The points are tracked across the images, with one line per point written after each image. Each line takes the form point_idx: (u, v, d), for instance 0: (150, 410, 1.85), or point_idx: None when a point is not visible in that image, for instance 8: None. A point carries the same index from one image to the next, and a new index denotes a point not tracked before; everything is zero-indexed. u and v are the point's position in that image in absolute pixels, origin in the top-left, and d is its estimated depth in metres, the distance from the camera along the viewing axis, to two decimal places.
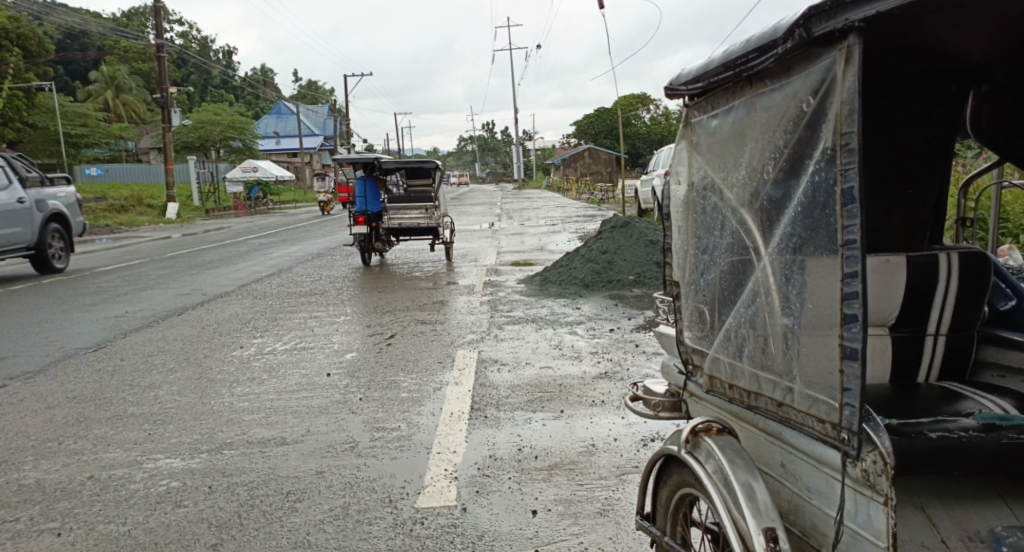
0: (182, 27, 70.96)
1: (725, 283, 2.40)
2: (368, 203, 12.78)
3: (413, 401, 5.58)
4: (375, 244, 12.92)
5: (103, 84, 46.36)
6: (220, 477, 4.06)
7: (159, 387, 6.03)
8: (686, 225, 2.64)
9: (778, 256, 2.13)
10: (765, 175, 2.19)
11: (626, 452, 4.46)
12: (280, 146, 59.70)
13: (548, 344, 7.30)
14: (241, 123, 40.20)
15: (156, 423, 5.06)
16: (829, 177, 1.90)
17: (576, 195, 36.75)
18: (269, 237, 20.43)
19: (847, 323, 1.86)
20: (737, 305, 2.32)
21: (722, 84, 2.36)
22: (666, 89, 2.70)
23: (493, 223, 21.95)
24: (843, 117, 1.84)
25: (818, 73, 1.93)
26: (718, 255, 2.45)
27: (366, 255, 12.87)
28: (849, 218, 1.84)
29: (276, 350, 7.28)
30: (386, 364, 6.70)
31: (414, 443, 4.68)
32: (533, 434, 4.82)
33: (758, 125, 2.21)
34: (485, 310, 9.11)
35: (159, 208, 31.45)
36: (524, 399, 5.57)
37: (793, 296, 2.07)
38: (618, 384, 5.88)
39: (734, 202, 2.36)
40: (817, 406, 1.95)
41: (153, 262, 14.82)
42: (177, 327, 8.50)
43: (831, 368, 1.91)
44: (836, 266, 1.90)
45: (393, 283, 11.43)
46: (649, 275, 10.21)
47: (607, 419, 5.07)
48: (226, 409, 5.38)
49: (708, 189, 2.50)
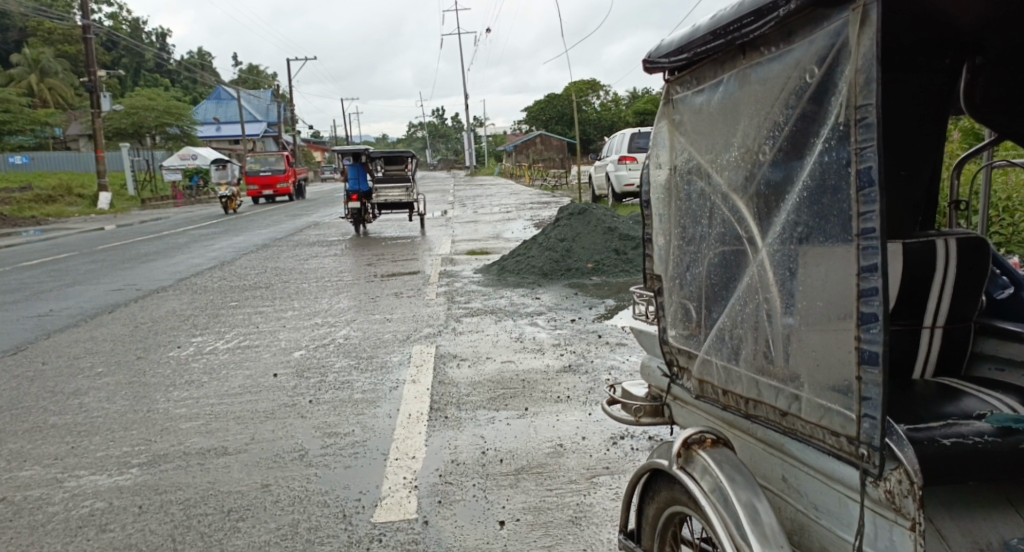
0: (112, 8, 68.10)
1: (714, 277, 2.18)
2: (359, 184, 16.39)
3: (368, 403, 5.28)
4: (365, 216, 16.53)
5: (27, 68, 44.21)
6: (151, 496, 3.84)
7: (87, 393, 5.65)
8: (669, 214, 2.40)
9: (776, 249, 1.89)
10: (761, 156, 1.95)
11: (595, 451, 4.21)
12: (222, 134, 57.96)
13: (508, 336, 7.03)
14: (180, 109, 38.97)
15: (81, 435, 4.76)
16: (841, 157, 1.66)
17: (529, 181, 36.53)
18: (212, 227, 19.73)
19: (865, 324, 1.61)
20: (731, 301, 2.08)
21: (709, 55, 2.11)
22: (644, 63, 2.45)
23: (446, 211, 21.65)
24: (858, 89, 1.59)
25: (825, 38, 1.69)
26: (705, 246, 2.22)
27: (359, 224, 16.40)
28: (867, 202, 1.59)
29: (217, 350, 6.90)
30: (336, 362, 6.37)
31: (370, 449, 4.42)
32: (497, 435, 4.57)
33: (752, 100, 1.97)
34: (442, 301, 8.81)
35: (92, 198, 30.20)
36: (486, 397, 5.31)
37: (799, 293, 1.83)
38: (584, 378, 5.65)
39: (724, 187, 2.12)
40: (829, 416, 1.70)
41: (84, 256, 14.16)
42: (108, 326, 8.04)
43: (846, 374, 1.67)
44: (850, 259, 1.65)
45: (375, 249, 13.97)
46: (608, 262, 10.00)
47: (573, 417, 4.83)
48: (161, 416, 5.07)
49: (693, 173, 2.27)
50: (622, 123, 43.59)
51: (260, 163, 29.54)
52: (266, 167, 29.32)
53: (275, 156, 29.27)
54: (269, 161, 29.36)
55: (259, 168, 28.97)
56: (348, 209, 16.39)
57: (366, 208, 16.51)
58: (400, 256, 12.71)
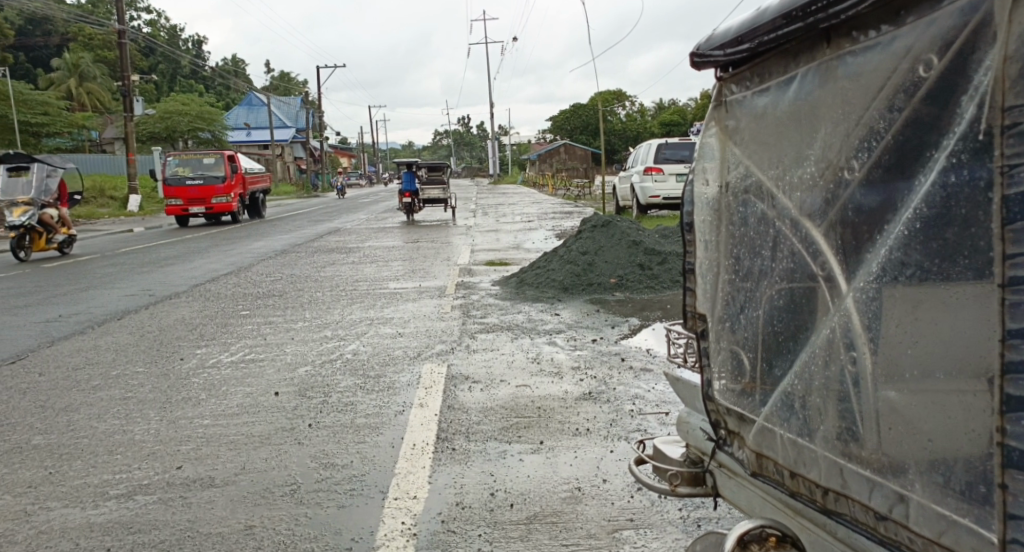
0: (150, 14, 69.00)
1: (778, 323, 1.74)
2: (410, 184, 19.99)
3: (371, 429, 4.87)
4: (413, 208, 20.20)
5: (64, 70, 44.79)
6: (122, 536, 3.45)
7: (77, 409, 5.29)
8: (718, 240, 1.96)
9: (867, 298, 1.44)
10: (847, 173, 1.51)
11: (617, 498, 3.75)
12: (251, 138, 58.28)
13: (525, 357, 6.59)
14: (211, 114, 39.15)
15: (61, 459, 4.39)
16: (977, 178, 1.20)
17: (553, 191, 36.23)
18: (232, 231, 19.37)
19: (1011, 411, 1.13)
20: (801, 356, 1.63)
21: (780, 44, 1.67)
22: (692, 57, 2.01)
23: (467, 218, 21.36)
24: (1009, 85, 1.12)
25: (951, 17, 1.23)
26: (766, 283, 1.78)
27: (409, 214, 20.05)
28: (1018, 241, 1.12)
29: (221, 363, 6.53)
30: (342, 381, 5.94)
31: (368, 486, 4.00)
32: (508, 474, 4.12)
33: (839, 101, 1.52)
34: (457, 315, 8.38)
35: (121, 201, 30.26)
36: (498, 427, 4.87)
37: (903, 357, 1.37)
38: (604, 407, 5.20)
39: (795, 212, 1.68)
40: (954, 533, 1.25)
41: (102, 258, 13.93)
42: (113, 334, 7.71)
43: (980, 479, 1.20)
44: (989, 320, 1.18)
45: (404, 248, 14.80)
46: (632, 278, 9.52)
47: (593, 453, 4.39)
48: (150, 439, 4.70)
49: (753, 192, 1.83)
50: (648, 134, 43.41)
51: (189, 166, 20.95)
52: (195, 172, 20.69)
53: (214, 156, 20.94)
54: (203, 163, 20.90)
55: (185, 174, 20.55)
56: (401, 203, 20.06)
57: (415, 203, 20.10)
58: (417, 266, 12.33)
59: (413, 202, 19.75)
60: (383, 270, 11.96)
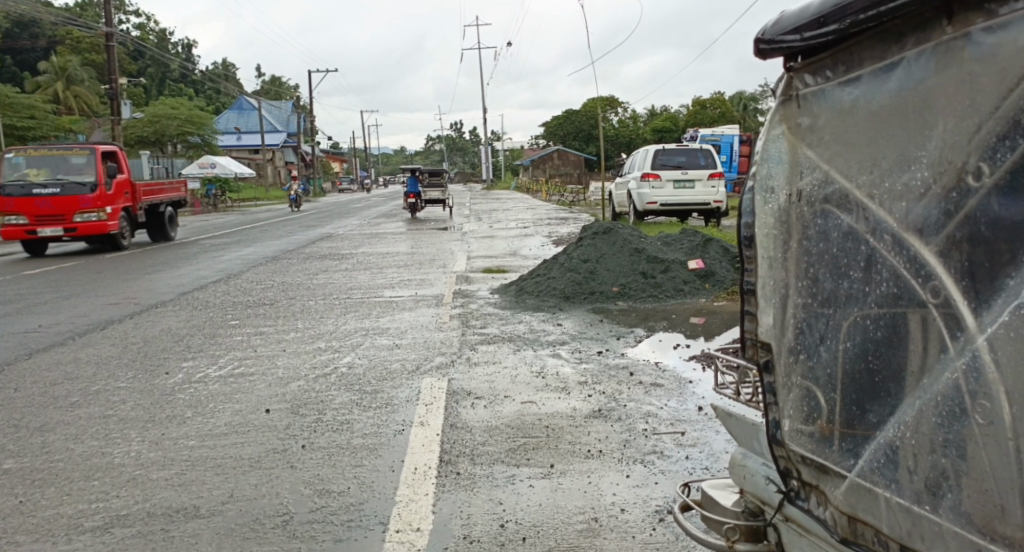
0: (141, 18, 68.60)
1: (871, 359, 1.45)
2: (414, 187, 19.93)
3: (369, 451, 4.55)
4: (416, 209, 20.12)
5: (52, 74, 44.20)
6: None
7: (52, 430, 4.94)
8: (786, 258, 1.67)
9: (1009, 338, 1.16)
10: (973, 181, 1.23)
11: (638, 531, 3.45)
12: (242, 143, 57.88)
13: (529, 370, 6.28)
14: (201, 117, 38.72)
15: (34, 486, 4.06)
16: None
17: (545, 196, 36.00)
18: (222, 236, 19.01)
19: None
20: (906, 403, 1.35)
21: (879, 25, 1.38)
22: (755, 44, 1.72)
23: (462, 223, 21.09)
24: None
25: None
26: (853, 310, 1.50)
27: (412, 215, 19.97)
28: None
29: (207, 379, 6.16)
30: (337, 397, 5.62)
31: (367, 516, 3.69)
32: (519, 503, 3.81)
33: (962, 91, 1.25)
34: (456, 326, 8.06)
35: None
36: (504, 448, 4.56)
37: None
38: (616, 426, 4.91)
39: (896, 226, 1.39)
40: None
41: (90, 264, 13.60)
42: (96, 346, 7.36)
43: None
44: None
45: (399, 255, 14.48)
46: (635, 286, 9.24)
47: (609, 479, 4.08)
48: (131, 463, 4.37)
49: (836, 202, 1.54)
50: (639, 140, 43.42)
51: (43, 167, 14.64)
52: (53, 177, 14.50)
53: (83, 152, 14.60)
54: (64, 163, 14.54)
55: (36, 179, 14.40)
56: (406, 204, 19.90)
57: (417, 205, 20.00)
58: (413, 272, 12.02)
59: (415, 204, 19.73)
60: (312, 347, 7.20)
